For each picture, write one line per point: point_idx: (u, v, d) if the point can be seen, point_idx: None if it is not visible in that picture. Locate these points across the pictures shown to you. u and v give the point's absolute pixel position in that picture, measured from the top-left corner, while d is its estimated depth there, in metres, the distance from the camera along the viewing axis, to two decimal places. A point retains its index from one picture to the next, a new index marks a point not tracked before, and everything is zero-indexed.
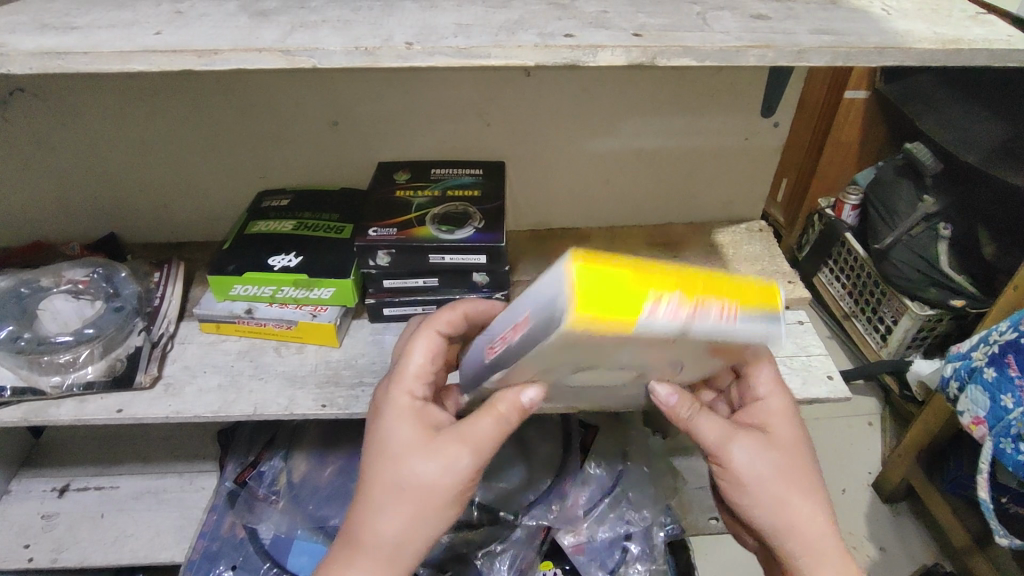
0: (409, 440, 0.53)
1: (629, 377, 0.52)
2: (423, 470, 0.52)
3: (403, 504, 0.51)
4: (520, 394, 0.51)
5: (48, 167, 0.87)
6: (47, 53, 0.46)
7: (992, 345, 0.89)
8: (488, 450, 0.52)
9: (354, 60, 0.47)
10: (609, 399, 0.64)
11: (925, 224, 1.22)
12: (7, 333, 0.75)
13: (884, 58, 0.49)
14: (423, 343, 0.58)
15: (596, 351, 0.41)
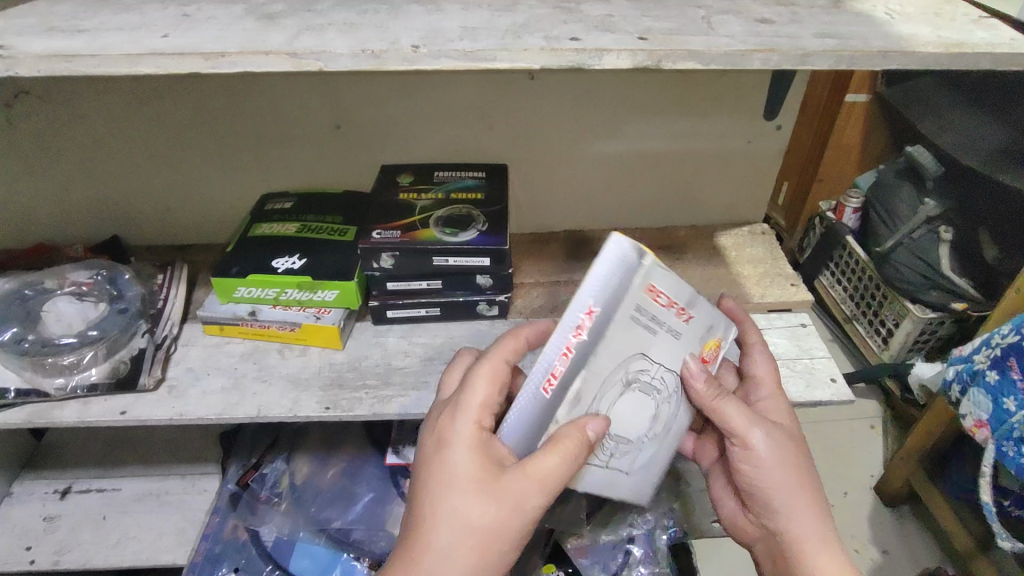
0: (473, 483, 0.50)
1: (644, 407, 0.58)
2: (488, 514, 0.50)
3: (467, 547, 0.50)
4: (585, 427, 0.52)
5: (52, 169, 0.87)
6: (55, 56, 0.46)
7: (994, 348, 0.89)
8: (555, 492, 0.51)
9: (361, 63, 0.47)
10: (631, 487, 0.62)
11: (925, 227, 1.21)
12: (11, 335, 0.75)
13: (888, 62, 0.49)
14: (489, 374, 0.55)
15: (648, 319, 0.55)
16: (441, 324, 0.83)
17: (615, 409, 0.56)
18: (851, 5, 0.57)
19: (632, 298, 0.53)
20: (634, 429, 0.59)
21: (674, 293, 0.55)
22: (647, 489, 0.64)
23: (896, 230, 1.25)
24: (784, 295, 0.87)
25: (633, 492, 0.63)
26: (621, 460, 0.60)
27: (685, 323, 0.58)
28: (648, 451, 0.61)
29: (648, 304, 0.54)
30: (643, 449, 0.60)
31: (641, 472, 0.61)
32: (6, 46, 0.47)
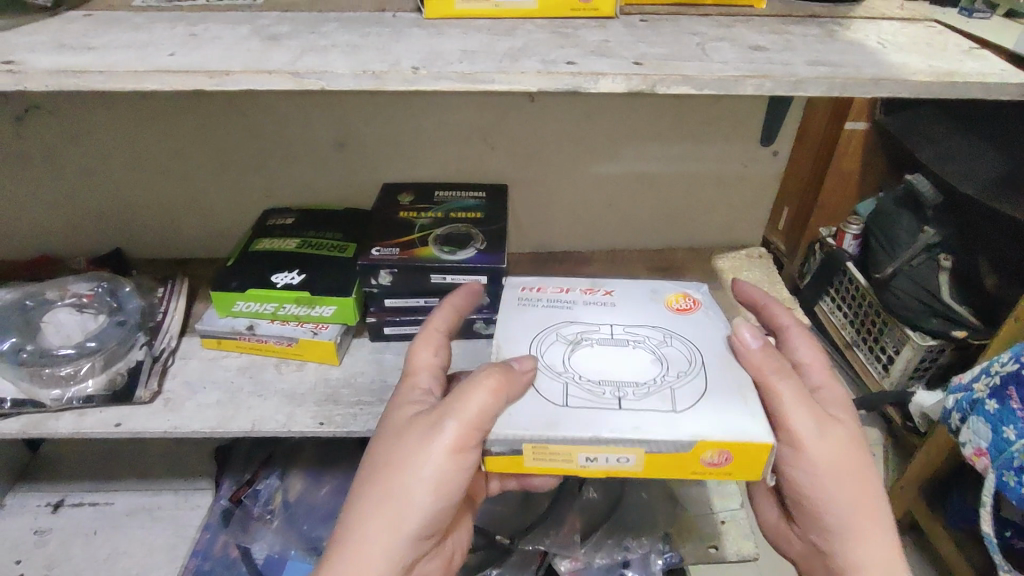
0: (395, 427, 0.53)
1: (626, 355, 0.56)
2: (396, 447, 0.50)
3: (373, 480, 0.50)
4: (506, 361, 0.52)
5: (58, 182, 0.89)
6: (64, 72, 0.47)
7: (993, 376, 0.89)
8: (461, 422, 0.48)
9: (362, 84, 0.48)
10: (694, 423, 0.49)
11: (926, 254, 1.23)
12: (11, 345, 0.75)
13: (880, 89, 0.50)
14: (426, 342, 0.61)
15: (552, 301, 0.62)
16: None
17: (581, 361, 0.55)
18: (844, 35, 0.58)
19: (515, 295, 0.63)
20: (639, 374, 0.54)
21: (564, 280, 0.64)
22: (747, 420, 0.50)
23: (897, 257, 1.25)
24: None
25: (722, 429, 0.49)
26: (651, 400, 0.51)
27: (611, 296, 0.63)
28: (681, 387, 0.53)
29: (540, 294, 0.63)
30: (676, 388, 0.53)
31: (695, 406, 0.51)
32: (16, 62, 0.48)
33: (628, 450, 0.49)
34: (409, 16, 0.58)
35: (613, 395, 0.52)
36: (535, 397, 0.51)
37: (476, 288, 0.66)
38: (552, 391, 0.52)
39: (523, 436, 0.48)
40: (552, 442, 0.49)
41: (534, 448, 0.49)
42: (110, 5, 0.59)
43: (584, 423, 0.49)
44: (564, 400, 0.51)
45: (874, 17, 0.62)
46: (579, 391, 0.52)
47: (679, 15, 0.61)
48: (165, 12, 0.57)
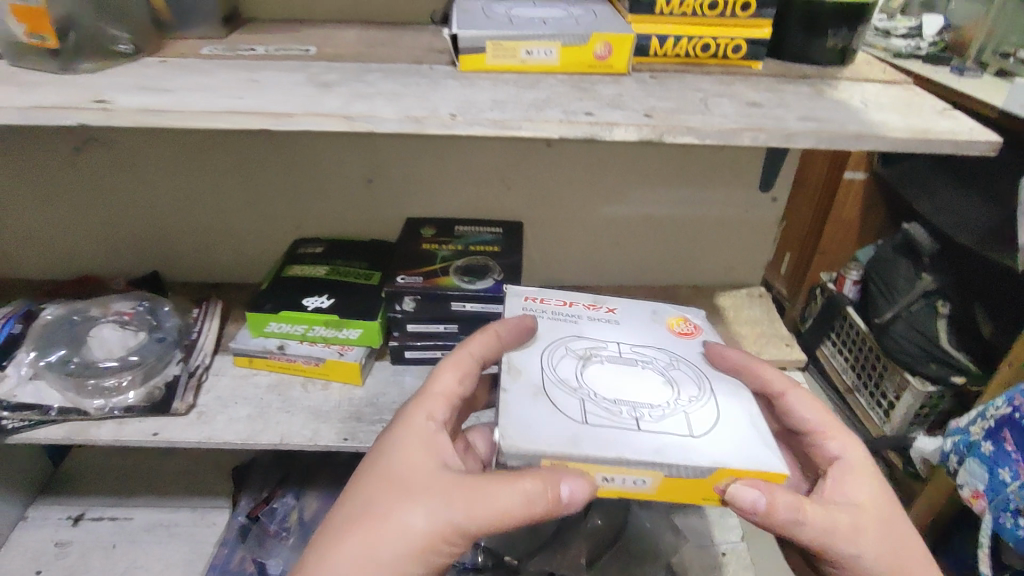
0: (405, 484, 0.51)
1: (638, 375, 0.60)
2: (403, 511, 0.49)
3: (364, 532, 0.49)
4: (559, 481, 0.48)
5: (106, 208, 0.95)
6: (146, 110, 0.53)
7: (988, 419, 0.93)
8: (486, 521, 0.48)
9: (405, 127, 0.55)
10: (711, 454, 0.51)
11: (924, 300, 1.27)
12: (59, 356, 0.81)
13: (862, 143, 0.57)
14: (453, 365, 0.60)
15: (556, 313, 0.67)
16: None
17: (593, 377, 0.58)
18: (832, 94, 0.65)
19: (521, 304, 0.68)
20: (652, 395, 0.57)
21: (566, 295, 0.70)
22: (764, 451, 0.53)
23: (896, 301, 1.30)
24: (779, 354, 0.92)
25: (740, 458, 0.51)
26: (667, 423, 0.54)
27: (613, 314, 0.69)
28: (695, 412, 0.56)
29: (542, 305, 0.68)
30: (690, 413, 0.56)
31: (710, 431, 0.54)
32: (105, 100, 0.54)
33: (646, 472, 0.51)
34: (445, 68, 0.65)
35: (630, 415, 0.54)
36: (555, 412, 0.53)
37: (530, 324, 0.62)
38: (571, 407, 0.54)
39: (545, 450, 0.50)
40: (572, 460, 0.50)
41: (555, 466, 0.50)
42: (179, 52, 0.66)
43: (605, 442, 0.51)
44: (584, 417, 0.53)
45: (859, 79, 0.69)
46: (596, 409, 0.54)
47: (685, 74, 0.68)
48: (228, 60, 0.65)
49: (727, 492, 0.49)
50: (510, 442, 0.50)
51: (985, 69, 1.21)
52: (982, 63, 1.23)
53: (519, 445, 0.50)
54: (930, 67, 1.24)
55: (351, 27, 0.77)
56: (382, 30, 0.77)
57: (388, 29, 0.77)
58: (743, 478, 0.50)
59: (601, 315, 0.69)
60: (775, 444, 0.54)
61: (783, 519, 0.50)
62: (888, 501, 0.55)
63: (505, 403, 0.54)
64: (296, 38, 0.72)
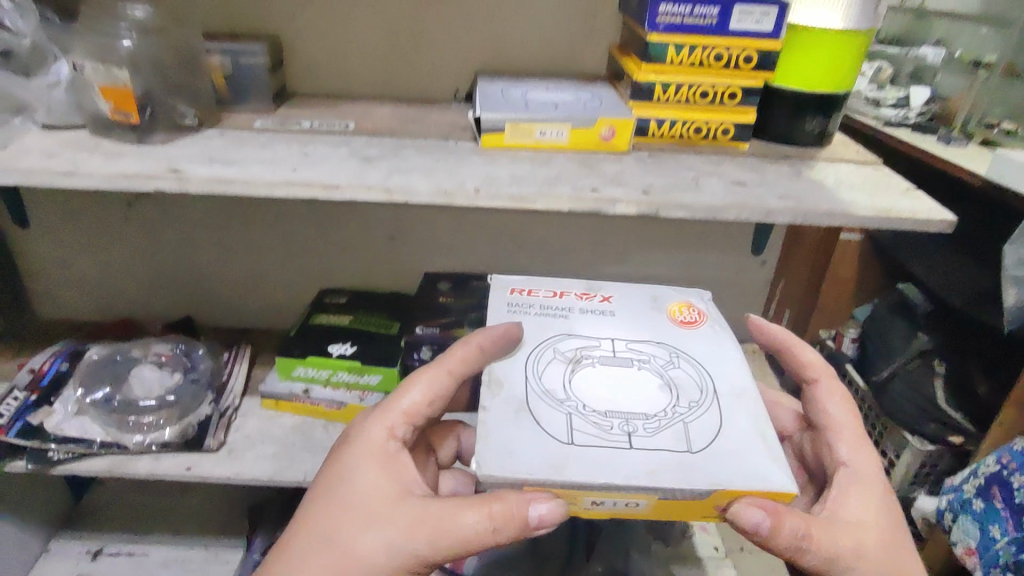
0: (370, 509, 0.54)
1: (635, 379, 0.60)
2: (367, 539, 0.52)
3: (328, 557, 0.52)
4: (529, 503, 0.50)
5: (148, 258, 1.04)
6: (217, 180, 0.62)
7: (978, 477, 0.96)
8: (447, 548, 0.51)
9: (436, 199, 0.63)
10: (708, 472, 0.52)
11: (920, 359, 1.28)
12: (103, 395, 0.88)
13: (832, 220, 0.65)
14: (428, 383, 0.61)
15: (545, 308, 0.68)
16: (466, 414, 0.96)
17: (583, 387, 0.59)
18: (809, 174, 0.73)
19: (506, 296, 0.69)
20: (647, 403, 0.58)
21: (555, 285, 0.70)
22: (770, 468, 0.53)
23: (893, 360, 1.32)
24: None
25: (741, 476, 0.52)
26: (661, 438, 0.55)
27: (608, 303, 0.69)
28: (695, 422, 0.57)
29: (530, 299, 0.69)
30: (689, 423, 0.57)
31: (706, 444, 0.55)
32: (180, 170, 0.63)
33: (642, 497, 0.52)
34: (468, 144, 0.74)
35: (622, 429, 0.55)
36: (539, 434, 0.54)
37: (512, 330, 0.62)
38: (556, 425, 0.55)
39: (528, 479, 0.51)
40: (556, 487, 0.51)
41: (538, 490, 0.51)
42: (237, 125, 0.75)
43: (591, 466, 0.52)
44: (570, 437, 0.54)
45: (834, 160, 0.78)
46: (583, 424, 0.55)
47: (679, 153, 0.77)
48: (281, 134, 0.74)
49: (730, 510, 0.51)
50: (487, 472, 0.51)
51: (971, 138, 1.25)
52: (968, 132, 1.27)
53: (498, 473, 0.51)
54: (919, 134, 1.28)
55: (384, 103, 0.87)
56: (411, 107, 0.86)
57: (416, 106, 0.86)
58: (744, 496, 0.51)
59: (595, 305, 0.69)
60: (782, 456, 0.55)
61: (785, 543, 0.52)
62: (891, 518, 0.57)
63: (483, 426, 0.55)
64: (337, 113, 0.82)
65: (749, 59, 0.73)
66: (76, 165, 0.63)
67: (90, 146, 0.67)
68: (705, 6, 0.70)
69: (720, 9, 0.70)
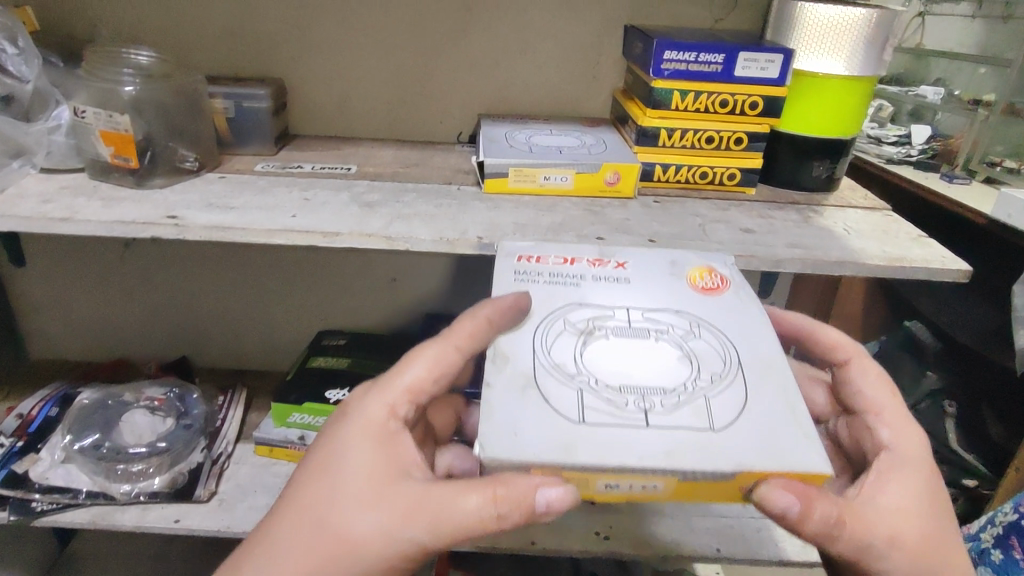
0: (360, 491, 0.45)
1: (653, 354, 0.51)
2: (357, 524, 0.44)
3: (313, 541, 0.44)
4: (535, 489, 0.42)
5: (144, 298, 1.02)
6: (215, 228, 0.60)
7: (997, 525, 0.91)
8: (448, 538, 0.43)
9: (438, 247, 0.62)
10: (734, 453, 0.44)
11: (929, 400, 1.24)
12: (91, 441, 0.85)
13: (843, 269, 0.63)
14: (433, 358, 0.50)
15: (553, 276, 0.58)
16: None
17: (595, 360, 0.50)
18: (817, 221, 0.72)
19: (512, 265, 0.58)
20: (666, 377, 0.49)
21: (565, 250, 0.60)
22: (804, 447, 0.45)
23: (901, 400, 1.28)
24: None
25: (773, 458, 0.44)
26: (682, 416, 0.47)
27: (622, 270, 0.59)
28: (720, 397, 0.48)
29: (539, 265, 0.59)
30: (713, 398, 0.48)
31: (733, 422, 0.46)
32: (178, 217, 0.62)
33: (658, 477, 0.44)
34: (470, 190, 0.73)
35: (638, 406, 0.47)
36: (545, 410, 0.46)
37: (523, 301, 0.53)
38: (565, 403, 0.47)
39: (533, 460, 0.43)
40: (566, 470, 0.43)
41: (545, 474, 0.43)
42: (237, 169, 0.75)
43: (605, 447, 0.44)
44: (580, 415, 0.46)
45: (842, 206, 0.77)
46: (596, 401, 0.47)
47: (685, 198, 0.76)
48: (282, 178, 0.73)
49: (757, 493, 0.43)
50: (490, 455, 0.44)
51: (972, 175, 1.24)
52: (971, 170, 1.25)
53: (501, 453, 0.44)
54: (922, 173, 1.28)
55: (386, 146, 0.86)
56: (414, 150, 0.86)
57: (419, 149, 0.86)
58: (772, 479, 0.43)
59: (609, 273, 0.59)
60: (816, 433, 0.46)
61: (815, 530, 0.44)
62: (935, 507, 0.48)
63: (487, 403, 0.47)
64: (339, 156, 0.81)
65: (756, 105, 0.72)
66: (73, 211, 0.61)
67: (89, 191, 0.66)
68: (710, 52, 0.69)
69: (726, 56, 0.70)
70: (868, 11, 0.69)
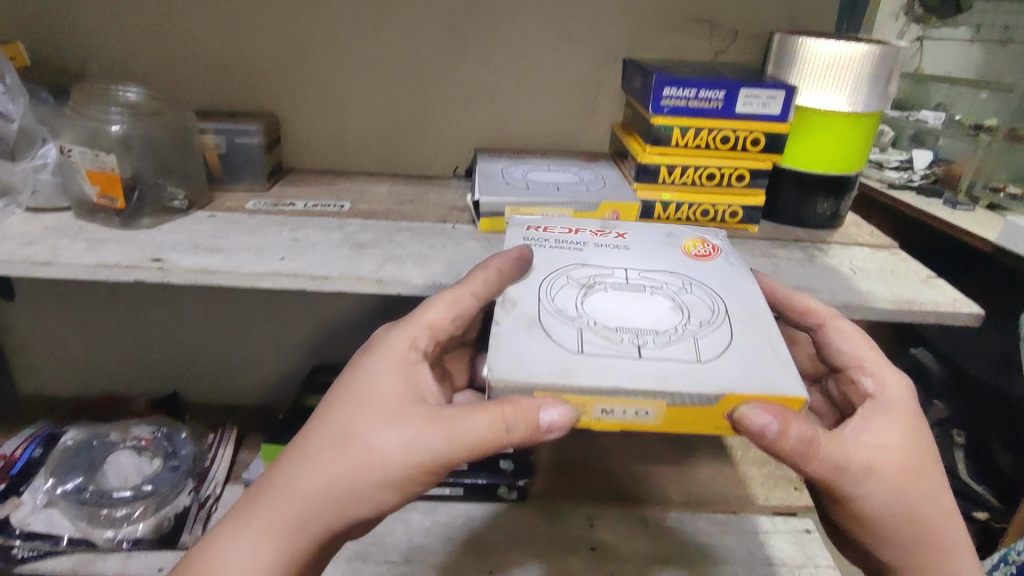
0: (382, 410, 0.46)
1: (645, 302, 0.55)
2: (378, 441, 0.45)
3: (333, 457, 0.45)
4: (539, 409, 0.45)
5: (134, 333, 1.00)
6: (201, 272, 0.59)
7: (1010, 564, 0.83)
8: (464, 450, 0.45)
9: (431, 290, 0.60)
10: (721, 376, 0.48)
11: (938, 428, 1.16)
12: (75, 484, 0.83)
13: (851, 312, 0.61)
14: (452, 302, 0.53)
15: (559, 241, 0.62)
16: (461, 504, 0.90)
17: (596, 306, 0.54)
18: (822, 259, 0.70)
19: (520, 233, 0.63)
20: (657, 322, 0.53)
21: (570, 222, 0.65)
22: (780, 374, 0.48)
23: None
24: (786, 501, 0.93)
25: (757, 385, 0.47)
26: (673, 350, 0.50)
27: (623, 239, 0.64)
28: (707, 337, 0.51)
29: (545, 233, 0.63)
30: (700, 338, 0.51)
31: (721, 356, 0.50)
32: (163, 260, 0.60)
33: (649, 402, 0.47)
34: (466, 228, 0.71)
35: (633, 343, 0.50)
36: (550, 345, 0.49)
37: (527, 255, 0.56)
38: (565, 337, 0.50)
39: (536, 383, 0.46)
40: (565, 394, 0.46)
41: (547, 396, 0.46)
42: (227, 206, 0.73)
43: (602, 372, 0.47)
44: (579, 347, 0.49)
45: (849, 244, 0.75)
46: (595, 337, 0.50)
47: None
48: (274, 216, 0.71)
49: (738, 414, 0.46)
50: (499, 376, 0.46)
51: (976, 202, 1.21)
52: (973, 197, 1.22)
53: (509, 376, 0.47)
54: (927, 199, 1.25)
55: (380, 181, 0.85)
56: (408, 186, 0.84)
57: (414, 185, 0.84)
58: (752, 402, 0.46)
59: (610, 241, 0.64)
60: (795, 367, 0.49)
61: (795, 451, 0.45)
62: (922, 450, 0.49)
63: (495, 336, 0.50)
64: (332, 193, 0.79)
65: (757, 142, 0.71)
66: (55, 253, 0.60)
67: (73, 232, 0.64)
68: (710, 89, 0.68)
69: (726, 93, 0.68)
70: (871, 46, 0.67)
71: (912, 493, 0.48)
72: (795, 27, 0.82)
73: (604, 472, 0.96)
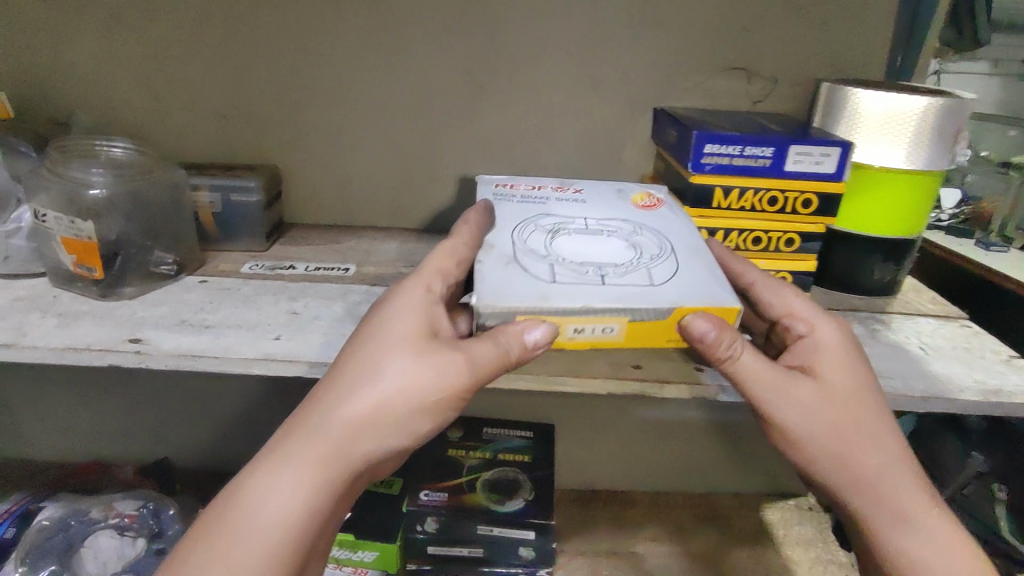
0: (404, 341, 0.43)
1: (601, 241, 0.54)
2: (402, 371, 0.42)
3: (368, 390, 0.42)
4: (522, 333, 0.44)
5: (122, 396, 0.93)
6: (183, 355, 0.52)
7: None
8: (483, 377, 0.43)
9: None
10: (686, 295, 0.48)
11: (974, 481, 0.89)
12: (48, 572, 0.76)
13: (932, 405, 0.53)
14: (449, 249, 0.49)
15: (526, 197, 0.59)
16: None
17: (563, 246, 0.52)
18: (885, 334, 0.62)
19: (489, 190, 0.60)
20: (619, 257, 0.52)
21: (534, 179, 0.63)
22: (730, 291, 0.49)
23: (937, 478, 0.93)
24: None
25: (701, 297, 0.48)
26: (635, 277, 0.50)
27: (580, 193, 0.62)
28: (666, 267, 0.51)
29: (513, 191, 0.60)
30: (658, 269, 0.51)
31: (676, 280, 0.49)
32: (142, 340, 0.53)
33: (612, 318, 0.47)
34: None
35: (598, 273, 0.49)
36: (525, 277, 0.48)
37: (491, 208, 0.56)
38: (540, 271, 0.49)
39: (519, 305, 0.45)
40: (545, 315, 0.46)
41: (529, 318, 0.45)
42: (221, 270, 0.66)
43: (576, 296, 0.46)
44: (553, 278, 0.48)
45: (910, 313, 0.67)
46: (567, 271, 0.49)
47: None
48: (272, 282, 0.65)
49: (684, 322, 0.46)
50: (488, 304, 0.45)
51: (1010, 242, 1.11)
52: (1006, 237, 1.12)
53: (493, 303, 0.45)
54: (954, 239, 1.13)
55: (390, 238, 0.78)
56: (421, 243, 0.77)
57: (427, 242, 0.77)
58: (700, 311, 0.47)
59: (569, 196, 0.61)
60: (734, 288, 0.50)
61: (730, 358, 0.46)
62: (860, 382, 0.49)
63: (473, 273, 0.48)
64: (337, 253, 0.72)
65: (808, 203, 0.63)
66: (20, 333, 0.53)
67: (45, 305, 0.57)
68: (758, 146, 0.61)
69: (775, 149, 0.61)
70: (931, 101, 0.61)
71: (851, 423, 0.48)
72: (841, 73, 0.75)
73: (634, 554, 0.87)
